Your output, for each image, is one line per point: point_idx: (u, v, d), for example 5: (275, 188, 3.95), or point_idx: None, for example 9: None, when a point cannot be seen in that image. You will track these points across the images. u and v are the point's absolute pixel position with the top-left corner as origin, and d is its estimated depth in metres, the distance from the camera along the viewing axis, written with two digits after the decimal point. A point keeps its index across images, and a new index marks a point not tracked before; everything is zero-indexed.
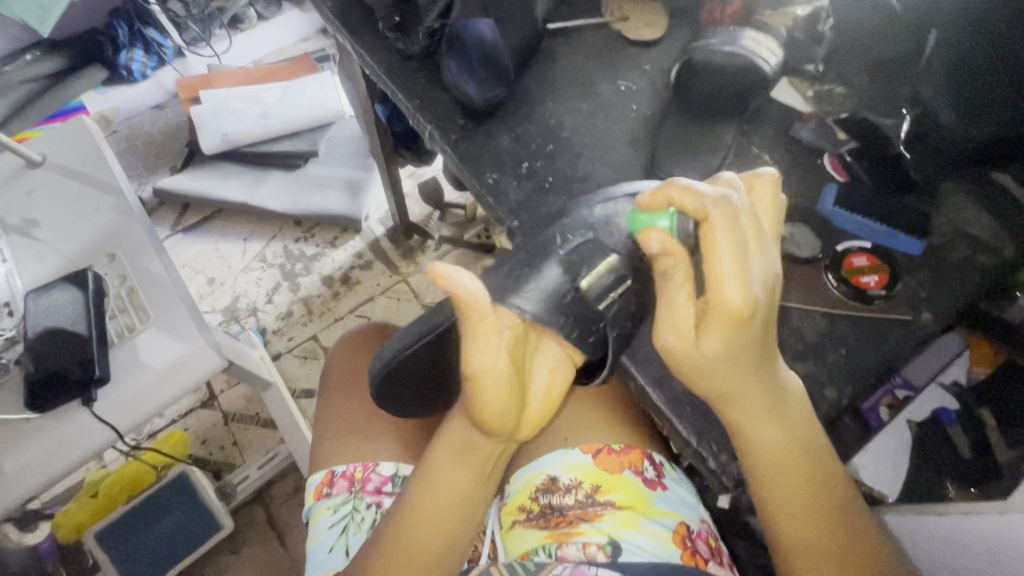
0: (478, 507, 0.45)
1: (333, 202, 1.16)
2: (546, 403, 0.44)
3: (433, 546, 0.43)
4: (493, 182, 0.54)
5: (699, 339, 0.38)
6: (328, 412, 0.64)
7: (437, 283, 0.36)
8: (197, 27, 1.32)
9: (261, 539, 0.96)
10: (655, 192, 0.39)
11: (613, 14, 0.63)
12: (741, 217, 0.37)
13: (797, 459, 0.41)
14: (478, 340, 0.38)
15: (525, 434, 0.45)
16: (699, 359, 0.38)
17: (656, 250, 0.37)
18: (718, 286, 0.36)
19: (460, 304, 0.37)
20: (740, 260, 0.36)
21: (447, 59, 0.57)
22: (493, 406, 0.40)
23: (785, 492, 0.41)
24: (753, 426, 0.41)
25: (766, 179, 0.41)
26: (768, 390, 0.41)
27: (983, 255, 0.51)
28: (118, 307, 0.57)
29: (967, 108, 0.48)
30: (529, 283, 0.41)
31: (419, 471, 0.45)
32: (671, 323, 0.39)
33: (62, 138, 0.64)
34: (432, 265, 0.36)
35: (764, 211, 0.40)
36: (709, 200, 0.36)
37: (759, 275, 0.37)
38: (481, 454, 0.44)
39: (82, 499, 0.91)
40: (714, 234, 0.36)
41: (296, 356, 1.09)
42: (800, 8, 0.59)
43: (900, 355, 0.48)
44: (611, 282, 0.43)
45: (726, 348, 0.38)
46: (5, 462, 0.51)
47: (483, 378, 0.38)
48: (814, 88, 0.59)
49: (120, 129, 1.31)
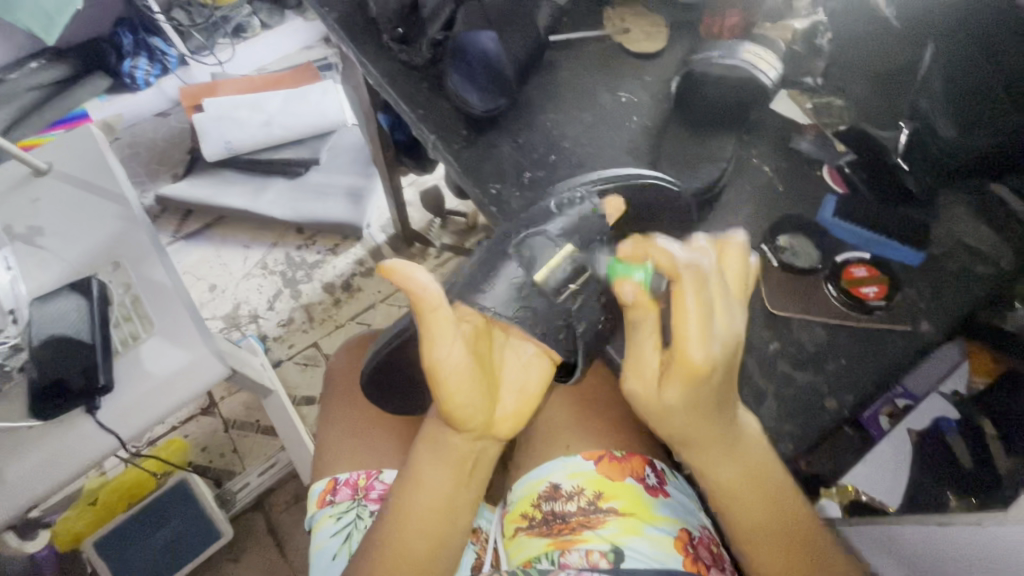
0: (462, 509, 0.45)
1: (335, 210, 1.17)
2: (520, 398, 0.44)
3: (415, 549, 0.43)
4: (496, 192, 0.55)
5: (661, 389, 0.39)
6: (330, 420, 0.64)
7: (386, 278, 0.38)
8: (200, 35, 1.34)
9: (261, 547, 0.96)
10: (636, 246, 0.40)
11: (615, 26, 0.64)
12: (710, 281, 0.37)
13: (758, 493, 0.42)
14: (434, 334, 0.39)
15: (504, 433, 0.45)
16: (658, 405, 0.40)
17: (630, 300, 0.39)
18: (683, 345, 0.37)
19: (413, 298, 0.38)
20: (704, 321, 0.37)
21: (451, 70, 0.58)
22: (459, 402, 0.40)
23: (756, 527, 0.42)
24: (713, 470, 0.42)
25: (734, 249, 0.41)
26: (728, 435, 0.41)
27: (980, 266, 0.51)
28: (122, 315, 0.57)
29: (967, 120, 0.48)
30: (495, 283, 0.42)
31: (400, 477, 0.45)
32: (638, 374, 0.40)
33: (68, 145, 0.64)
34: (383, 263, 0.38)
35: (731, 276, 0.41)
36: (682, 262, 0.36)
37: (722, 336, 0.38)
38: (456, 452, 0.44)
39: (80, 507, 0.90)
40: (681, 295, 0.36)
41: (297, 363, 1.09)
42: (797, 22, 0.61)
43: (899, 365, 0.48)
44: (569, 274, 0.44)
45: (685, 401, 0.39)
46: (8, 471, 0.52)
47: (443, 370, 0.39)
48: (812, 100, 0.59)
49: (122, 137, 1.32)
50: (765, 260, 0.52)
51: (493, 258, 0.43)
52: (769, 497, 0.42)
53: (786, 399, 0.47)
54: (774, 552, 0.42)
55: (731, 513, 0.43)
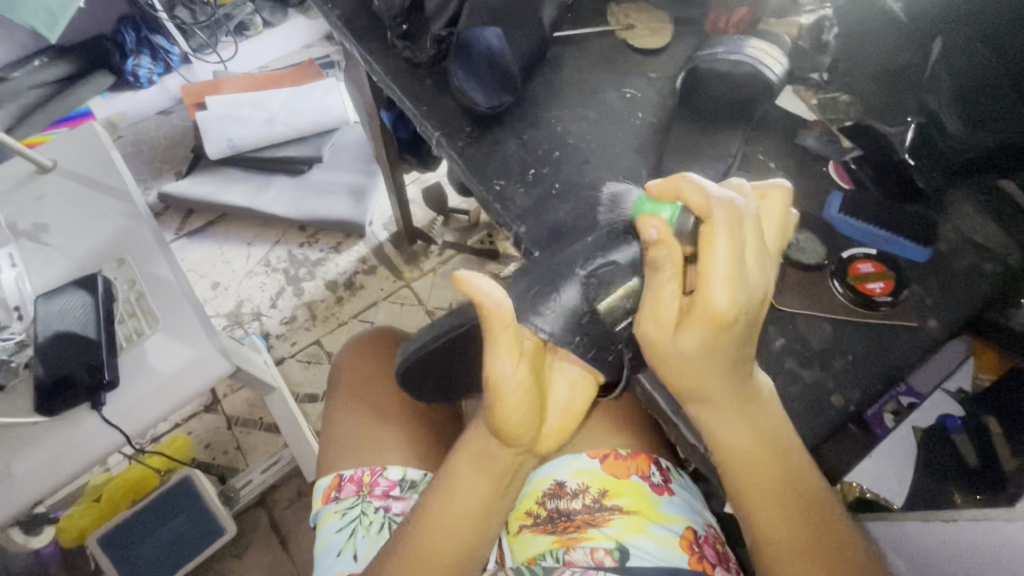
0: (496, 519, 0.45)
1: (337, 207, 1.16)
2: (566, 416, 0.44)
3: (445, 551, 0.43)
4: (500, 188, 0.55)
5: (677, 335, 0.38)
6: (336, 417, 0.64)
7: (458, 288, 0.39)
8: (203, 33, 1.33)
9: (265, 543, 0.96)
10: (666, 181, 0.39)
11: (620, 22, 0.64)
12: (746, 224, 0.36)
13: (769, 456, 0.41)
14: (498, 349, 0.39)
15: (545, 449, 0.45)
16: (675, 354, 0.38)
17: (653, 237, 0.38)
18: (706, 288, 0.35)
19: (484, 312, 0.39)
20: (734, 264, 0.35)
21: (454, 66, 0.57)
22: (511, 418, 0.40)
23: (765, 490, 0.41)
24: (721, 429, 0.41)
25: (775, 195, 0.40)
26: (740, 391, 0.40)
27: (988, 263, 0.51)
28: (127, 311, 0.57)
29: (973, 116, 0.47)
30: (559, 311, 0.41)
31: (435, 482, 0.45)
32: (654, 318, 0.38)
33: (72, 143, 0.64)
34: (456, 273, 0.39)
35: (771, 223, 0.40)
36: (714, 199, 0.36)
37: (752, 287, 0.36)
38: (500, 465, 0.44)
39: (85, 504, 0.91)
40: (714, 232, 0.35)
41: (299, 360, 1.09)
42: (803, 17, 0.61)
43: (906, 362, 0.48)
44: (632, 303, 0.43)
45: (702, 349, 0.37)
46: (13, 466, 0.51)
47: (503, 386, 0.39)
48: (819, 97, 0.60)
49: (125, 135, 1.32)
50: None
51: None
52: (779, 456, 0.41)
53: (793, 396, 0.47)
54: (785, 517, 0.41)
55: (736, 474, 0.42)
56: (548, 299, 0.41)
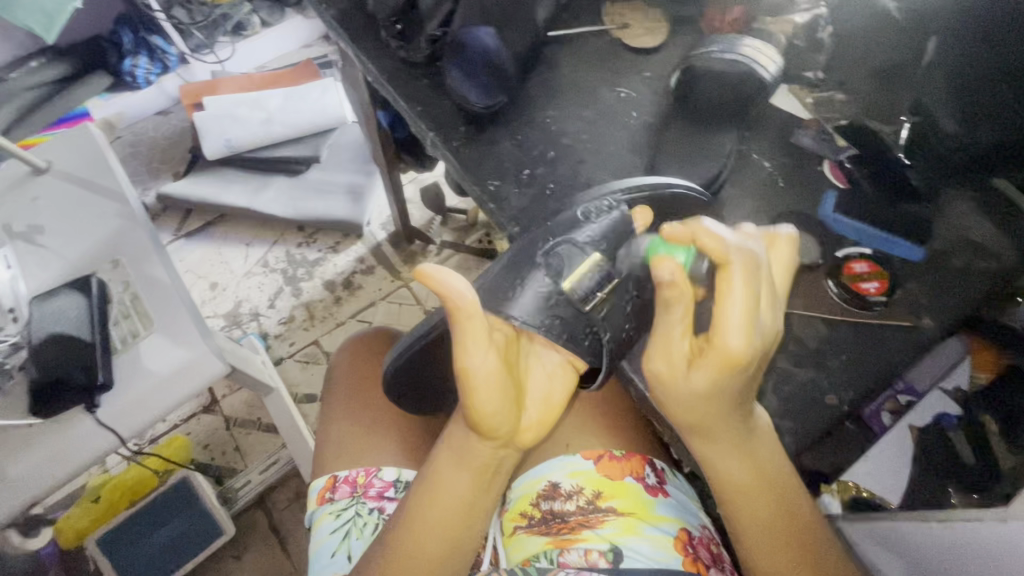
0: (481, 515, 0.45)
1: (335, 207, 1.16)
2: (545, 407, 0.44)
3: (432, 549, 0.43)
4: (495, 189, 0.55)
5: (689, 375, 0.38)
6: (331, 421, 0.64)
7: (422, 282, 0.38)
8: (200, 33, 1.33)
9: (263, 544, 0.97)
10: (684, 227, 0.39)
11: (615, 22, 0.63)
12: (759, 270, 0.37)
13: (768, 490, 0.42)
14: (465, 341, 0.39)
15: (529, 443, 0.44)
16: (685, 393, 0.39)
17: (666, 278, 0.37)
18: (723, 332, 0.36)
19: (448, 304, 0.38)
20: (751, 310, 0.36)
21: (449, 67, 0.57)
22: (487, 412, 0.40)
23: (760, 519, 0.42)
24: (719, 462, 0.42)
25: (784, 238, 0.42)
26: (743, 429, 0.41)
27: (983, 262, 0.51)
28: (121, 312, 0.57)
29: (967, 113, 0.48)
30: (521, 296, 0.44)
31: (420, 481, 0.45)
32: (663, 359, 0.39)
33: (67, 144, 0.64)
34: (419, 267, 0.38)
35: (777, 268, 0.41)
36: (732, 246, 0.37)
37: (765, 332, 0.37)
38: (481, 461, 0.43)
39: (83, 504, 0.91)
40: (729, 277, 0.36)
41: (298, 360, 1.09)
42: (798, 16, 0.60)
43: (900, 361, 0.48)
44: (596, 284, 0.45)
45: (711, 389, 0.38)
46: (9, 469, 0.52)
47: (474, 378, 0.39)
48: (814, 95, 0.58)
49: (123, 136, 1.32)
50: None
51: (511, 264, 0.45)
52: (776, 492, 0.42)
53: (787, 396, 0.47)
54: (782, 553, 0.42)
55: (737, 513, 0.43)
56: (522, 286, 0.44)
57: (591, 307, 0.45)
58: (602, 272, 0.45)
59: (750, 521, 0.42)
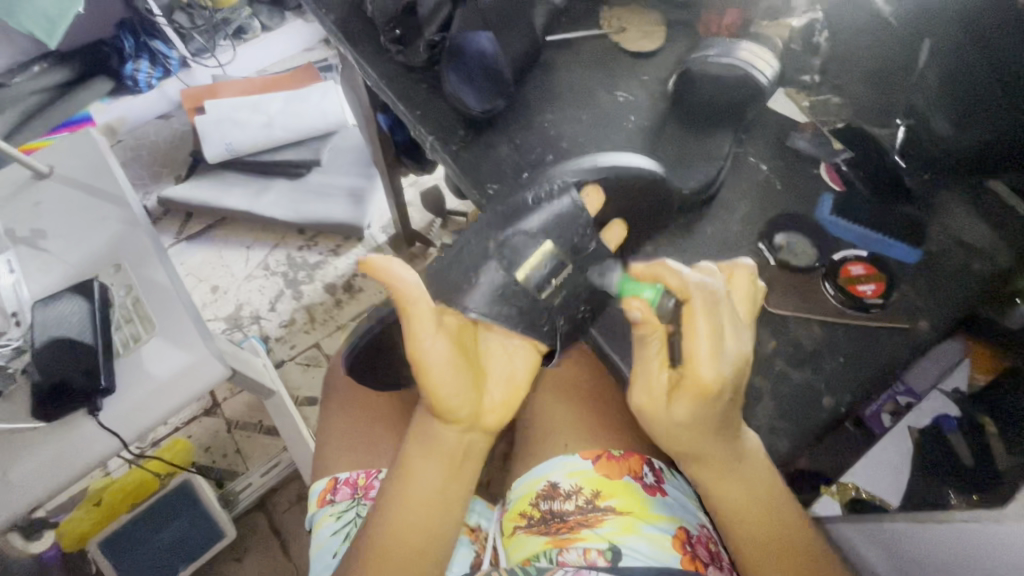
0: (456, 503, 0.45)
1: (336, 210, 1.17)
2: (507, 389, 0.46)
3: (412, 541, 0.43)
4: (493, 192, 0.55)
5: (669, 407, 0.41)
6: (330, 424, 0.64)
7: (370, 274, 0.39)
8: (201, 37, 1.35)
9: (265, 546, 0.97)
10: (648, 267, 0.42)
11: (613, 26, 0.64)
12: (721, 303, 0.40)
13: (759, 504, 0.43)
14: (417, 329, 0.40)
15: (494, 424, 0.46)
16: (669, 422, 0.41)
17: (637, 317, 0.41)
18: (694, 366, 0.39)
19: (396, 293, 0.40)
20: (715, 342, 0.39)
21: (447, 71, 0.57)
22: (446, 394, 0.42)
23: (751, 531, 0.43)
24: (713, 482, 0.43)
25: (744, 270, 0.43)
26: (730, 451, 0.42)
27: (978, 263, 0.51)
28: (124, 316, 0.58)
29: (961, 115, 0.48)
30: (476, 287, 0.44)
31: (391, 474, 0.45)
32: (645, 393, 0.42)
33: (70, 149, 0.64)
34: (365, 258, 0.40)
35: (740, 298, 0.43)
36: (692, 283, 0.39)
37: (733, 356, 0.39)
38: (446, 445, 0.44)
39: (85, 507, 0.91)
40: (692, 315, 0.39)
41: (299, 363, 1.09)
42: (794, 20, 0.60)
43: (898, 362, 0.48)
44: (551, 272, 0.45)
45: (692, 418, 0.40)
46: (12, 472, 0.52)
47: (428, 362, 0.41)
48: (811, 99, 0.59)
49: (124, 139, 1.33)
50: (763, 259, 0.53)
51: (461, 261, 0.45)
52: (766, 502, 0.43)
53: (784, 397, 0.48)
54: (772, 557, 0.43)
55: (730, 526, 0.44)
56: (478, 280, 0.44)
57: (546, 296, 0.45)
58: (554, 260, 0.45)
59: (748, 537, 0.43)
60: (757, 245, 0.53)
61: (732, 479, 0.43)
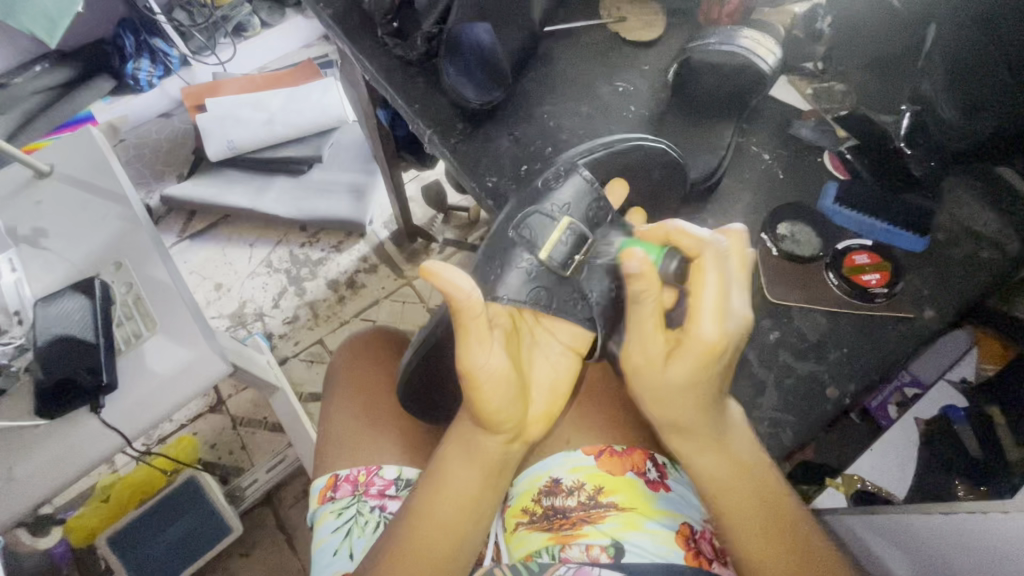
0: (487, 509, 0.45)
1: (338, 206, 1.17)
2: (550, 397, 0.46)
3: (443, 545, 0.42)
4: (493, 185, 0.55)
5: (665, 366, 0.40)
6: (333, 417, 0.64)
7: (430, 282, 0.38)
8: (201, 36, 1.33)
9: (271, 542, 0.97)
10: (658, 226, 0.43)
11: (612, 15, 0.63)
12: (730, 264, 0.40)
13: (743, 478, 0.42)
14: (473, 339, 0.40)
15: (534, 435, 0.46)
16: (661, 383, 0.40)
17: (636, 269, 0.39)
18: (699, 321, 0.39)
19: (453, 303, 0.39)
20: (723, 297, 0.39)
21: (444, 64, 0.56)
22: (493, 405, 0.41)
23: (743, 506, 0.41)
24: (701, 454, 0.42)
25: (736, 232, 0.41)
26: (715, 427, 0.42)
27: (987, 251, 0.51)
28: (125, 313, 0.58)
29: (971, 104, 0.47)
30: (504, 274, 0.47)
31: (424, 480, 0.45)
32: (641, 351, 0.41)
33: (70, 147, 0.64)
34: (425, 264, 0.38)
35: (736, 261, 0.41)
36: (703, 241, 0.40)
37: (737, 319, 0.39)
38: (488, 455, 0.44)
39: (93, 504, 0.92)
40: (703, 268, 0.39)
41: (303, 360, 1.10)
42: (797, 7, 0.62)
43: (904, 353, 0.48)
44: (571, 247, 0.47)
45: (690, 379, 0.40)
46: (15, 469, 0.52)
47: (480, 374, 0.40)
48: (813, 86, 0.59)
49: (127, 138, 1.34)
50: (765, 249, 0.52)
51: (490, 257, 0.47)
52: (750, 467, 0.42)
53: (788, 389, 0.47)
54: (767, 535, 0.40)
55: (717, 499, 0.42)
56: (504, 272, 0.47)
57: (569, 273, 0.47)
58: (573, 235, 0.47)
59: (735, 502, 0.41)
60: (760, 235, 0.52)
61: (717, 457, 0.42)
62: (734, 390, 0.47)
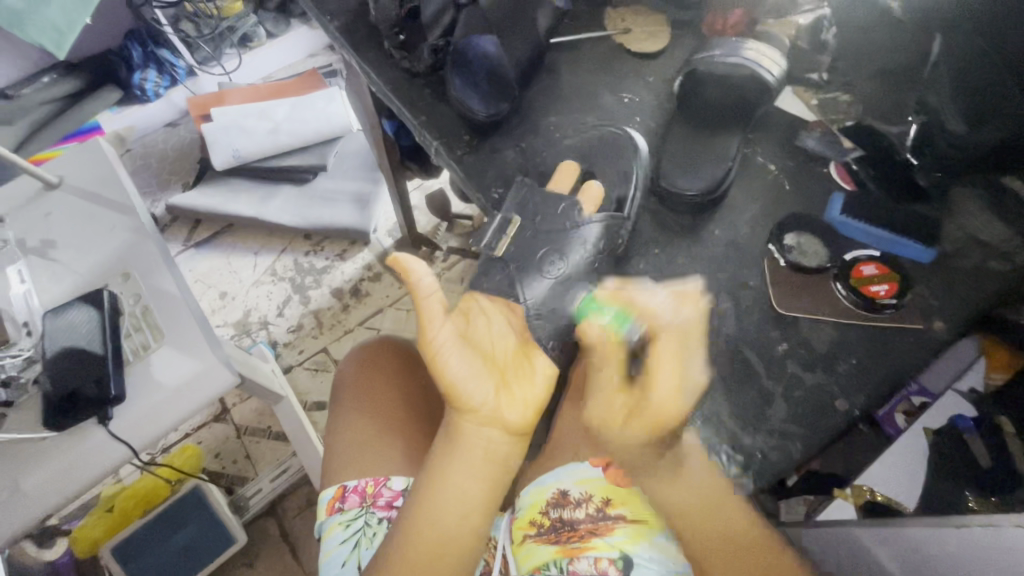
0: (479, 504, 0.46)
1: (344, 216, 1.17)
2: (529, 387, 0.45)
3: (442, 540, 0.45)
4: (499, 197, 0.55)
5: (624, 427, 0.44)
6: (340, 429, 0.64)
7: (393, 268, 0.44)
8: (208, 46, 1.34)
9: (275, 551, 0.97)
10: (617, 295, 0.45)
11: (616, 26, 0.63)
12: (687, 340, 0.43)
13: (704, 509, 0.46)
14: (428, 320, 0.44)
15: (516, 425, 0.45)
16: (621, 440, 0.45)
17: (591, 344, 0.44)
18: (654, 388, 0.42)
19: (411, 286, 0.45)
20: (678, 370, 0.42)
21: (452, 76, 0.57)
22: (454, 387, 0.44)
23: (711, 535, 0.46)
24: (665, 491, 0.46)
25: (692, 294, 0.45)
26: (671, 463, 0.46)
27: (996, 261, 0.51)
28: (133, 325, 0.58)
29: (974, 113, 0.47)
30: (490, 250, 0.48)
31: (421, 477, 0.47)
32: (602, 410, 0.45)
33: (78, 159, 0.64)
34: (393, 254, 0.45)
35: (691, 331, 0.44)
36: (666, 323, 0.43)
37: (692, 388, 0.43)
38: (469, 445, 0.45)
39: (98, 513, 0.92)
40: (661, 346, 0.43)
41: (307, 368, 1.10)
42: (801, 17, 0.60)
43: (913, 365, 0.48)
44: (500, 232, 0.48)
45: (645, 442, 0.43)
46: (23, 481, 0.52)
47: (440, 352, 0.44)
48: (819, 96, 0.59)
49: (133, 148, 1.35)
50: (773, 261, 0.52)
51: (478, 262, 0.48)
52: (709, 501, 0.46)
53: (796, 401, 0.47)
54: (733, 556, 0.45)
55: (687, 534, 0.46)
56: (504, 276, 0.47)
57: (499, 251, 0.48)
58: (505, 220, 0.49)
59: (694, 531, 0.46)
60: (767, 246, 0.52)
61: (671, 484, 0.46)
62: (742, 401, 0.47)
